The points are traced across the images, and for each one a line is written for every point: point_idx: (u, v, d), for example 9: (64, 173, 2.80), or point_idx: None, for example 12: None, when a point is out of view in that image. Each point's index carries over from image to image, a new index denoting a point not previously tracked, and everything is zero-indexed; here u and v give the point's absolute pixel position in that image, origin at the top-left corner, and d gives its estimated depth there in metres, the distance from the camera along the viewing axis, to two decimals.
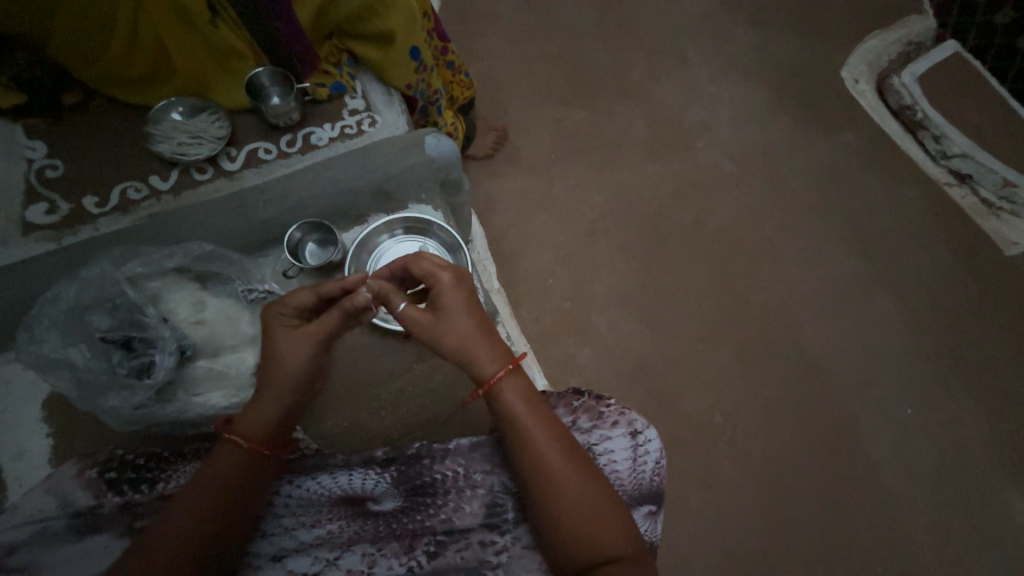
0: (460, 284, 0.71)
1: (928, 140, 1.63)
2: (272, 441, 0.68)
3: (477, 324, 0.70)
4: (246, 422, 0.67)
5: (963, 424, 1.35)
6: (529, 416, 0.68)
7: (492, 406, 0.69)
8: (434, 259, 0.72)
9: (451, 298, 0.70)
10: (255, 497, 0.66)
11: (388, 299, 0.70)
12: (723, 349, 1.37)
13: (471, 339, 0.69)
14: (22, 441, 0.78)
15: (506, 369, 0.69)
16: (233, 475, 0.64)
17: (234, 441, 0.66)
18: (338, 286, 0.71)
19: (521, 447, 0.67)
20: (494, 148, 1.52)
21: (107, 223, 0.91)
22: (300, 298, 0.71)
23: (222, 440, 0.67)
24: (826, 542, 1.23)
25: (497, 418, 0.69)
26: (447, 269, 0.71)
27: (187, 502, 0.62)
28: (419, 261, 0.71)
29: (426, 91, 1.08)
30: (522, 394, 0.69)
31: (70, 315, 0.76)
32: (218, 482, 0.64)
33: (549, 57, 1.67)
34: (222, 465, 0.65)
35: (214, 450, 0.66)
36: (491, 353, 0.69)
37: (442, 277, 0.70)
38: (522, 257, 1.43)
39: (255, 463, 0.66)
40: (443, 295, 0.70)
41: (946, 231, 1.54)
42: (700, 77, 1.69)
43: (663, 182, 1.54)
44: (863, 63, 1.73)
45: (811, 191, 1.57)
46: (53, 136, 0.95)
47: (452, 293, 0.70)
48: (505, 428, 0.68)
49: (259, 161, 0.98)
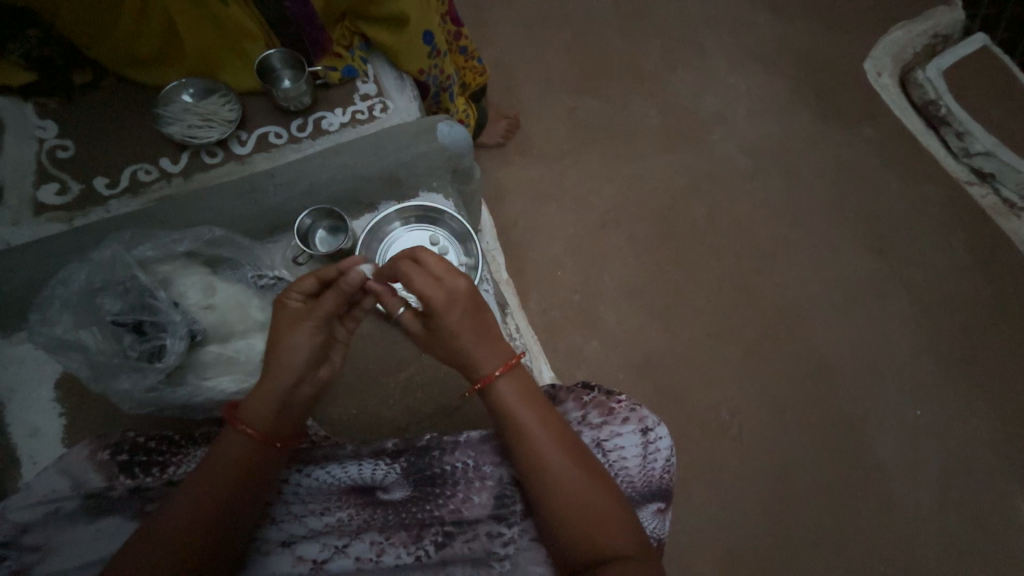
0: (454, 304, 0.67)
1: (950, 137, 1.59)
2: (279, 431, 0.67)
3: (477, 330, 0.68)
4: (251, 411, 0.66)
5: (973, 427, 1.33)
6: (529, 414, 0.67)
7: (491, 404, 0.69)
8: (434, 272, 0.67)
9: (445, 318, 0.67)
10: (264, 484, 0.67)
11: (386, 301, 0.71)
12: (731, 345, 1.36)
13: (468, 348, 0.68)
14: (37, 421, 0.79)
15: (495, 374, 0.68)
16: (241, 463, 0.64)
17: (240, 430, 0.65)
18: (336, 267, 0.69)
19: (521, 445, 0.67)
20: (506, 136, 1.49)
21: (118, 205, 0.91)
22: (305, 284, 0.70)
23: (229, 428, 0.66)
24: (828, 541, 1.22)
25: (496, 416, 0.69)
26: (441, 287, 0.66)
27: (197, 488, 0.62)
28: (415, 277, 0.66)
29: (438, 77, 1.06)
30: (526, 390, 0.69)
31: (82, 298, 0.76)
32: (226, 469, 0.64)
33: (564, 43, 1.64)
34: (231, 452, 0.65)
35: (222, 438, 0.66)
36: (491, 355, 0.68)
37: (435, 297, 0.66)
38: (531, 248, 1.42)
39: (263, 453, 0.66)
40: (438, 315, 0.67)
41: (965, 231, 1.51)
42: (717, 67, 1.65)
43: (677, 175, 1.51)
44: (887, 56, 1.68)
45: (827, 187, 1.53)
46: (65, 116, 0.94)
47: (447, 314, 0.66)
48: (505, 427, 0.68)
49: (270, 145, 0.97)
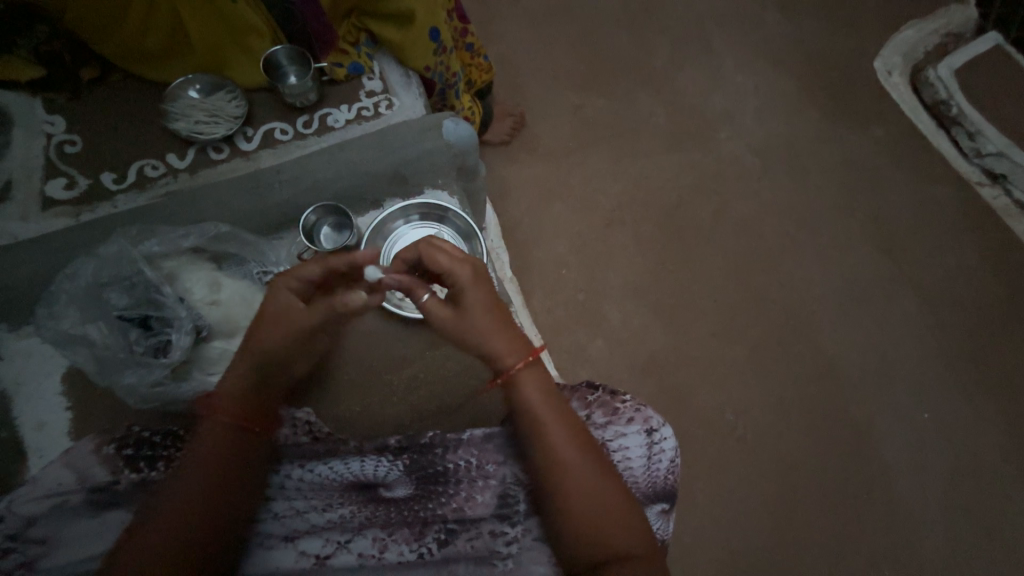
0: (479, 284, 0.69)
1: (961, 137, 1.57)
2: (258, 419, 0.68)
3: (500, 312, 0.69)
4: (223, 399, 0.67)
5: (981, 430, 1.32)
6: (545, 410, 0.67)
7: (511, 397, 0.69)
8: (454, 254, 0.70)
9: (470, 297, 0.68)
10: (254, 477, 0.67)
11: (412, 291, 0.70)
12: (736, 345, 1.35)
13: (492, 332, 0.68)
14: (44, 414, 0.79)
15: (526, 360, 0.68)
16: (223, 452, 0.65)
17: (216, 419, 0.66)
18: (347, 261, 0.71)
19: (535, 440, 0.66)
20: (511, 134, 1.48)
21: (125, 200, 0.91)
22: (310, 270, 0.70)
23: (205, 420, 0.67)
24: (833, 544, 1.22)
25: (513, 410, 0.69)
26: (466, 263, 0.69)
27: (181, 478, 0.63)
28: (437, 256, 0.69)
29: (444, 73, 1.06)
30: (540, 387, 0.68)
31: (89, 292, 0.76)
32: (209, 458, 0.64)
33: (570, 40, 1.63)
34: (225, 446, 0.65)
35: (199, 428, 0.67)
36: (514, 341, 0.68)
37: (461, 271, 0.69)
38: (535, 246, 1.41)
39: (244, 442, 0.67)
40: (464, 292, 0.68)
41: (975, 232, 1.49)
42: (725, 65, 1.63)
43: (683, 174, 1.50)
44: (897, 54, 1.66)
45: (835, 186, 1.52)
46: (73, 112, 0.95)
47: (473, 290, 0.68)
48: (521, 421, 0.68)
49: (276, 142, 0.97)
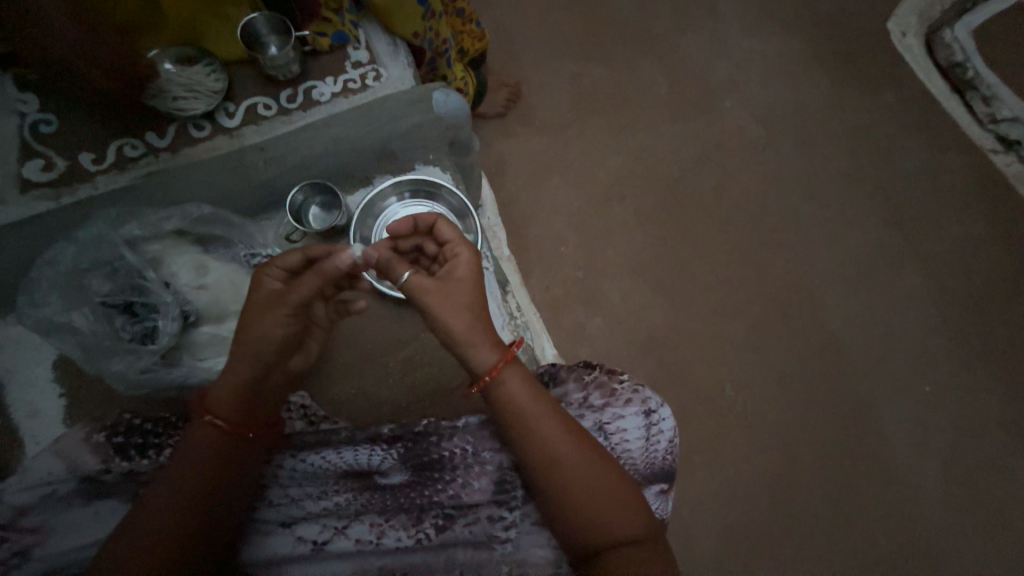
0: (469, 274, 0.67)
1: (977, 102, 1.50)
2: (250, 423, 0.66)
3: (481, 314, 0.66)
4: (217, 400, 0.64)
5: (983, 402, 1.31)
6: (528, 404, 0.65)
7: (494, 395, 0.65)
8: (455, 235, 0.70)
9: (465, 272, 0.67)
10: (247, 470, 0.66)
11: (393, 266, 0.67)
12: (738, 322, 1.33)
13: (471, 333, 0.64)
14: (38, 401, 0.78)
15: (501, 363, 0.65)
16: (211, 453, 0.63)
17: (210, 421, 0.64)
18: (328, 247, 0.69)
19: (521, 436, 0.65)
20: (506, 107, 1.42)
21: (105, 182, 0.88)
22: (289, 259, 0.68)
23: (198, 419, 0.65)
24: (829, 515, 1.23)
25: (499, 407, 0.65)
26: (466, 244, 0.69)
27: (174, 474, 0.62)
28: (442, 226, 0.71)
29: (434, 40, 0.99)
30: (521, 387, 0.65)
31: (70, 278, 0.74)
32: (198, 457, 0.63)
33: (567, 5, 1.54)
34: (211, 447, 0.63)
35: (192, 431, 0.64)
36: (490, 340, 0.65)
37: (461, 251, 0.69)
38: (534, 223, 1.38)
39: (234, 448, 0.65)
40: (456, 267, 0.68)
41: (985, 201, 1.44)
42: (731, 29, 1.55)
43: (685, 145, 1.45)
44: (912, 13, 1.58)
45: (843, 156, 1.46)
46: (42, 87, 0.89)
47: (467, 269, 0.67)
48: (501, 418, 0.66)
49: (259, 118, 0.93)
